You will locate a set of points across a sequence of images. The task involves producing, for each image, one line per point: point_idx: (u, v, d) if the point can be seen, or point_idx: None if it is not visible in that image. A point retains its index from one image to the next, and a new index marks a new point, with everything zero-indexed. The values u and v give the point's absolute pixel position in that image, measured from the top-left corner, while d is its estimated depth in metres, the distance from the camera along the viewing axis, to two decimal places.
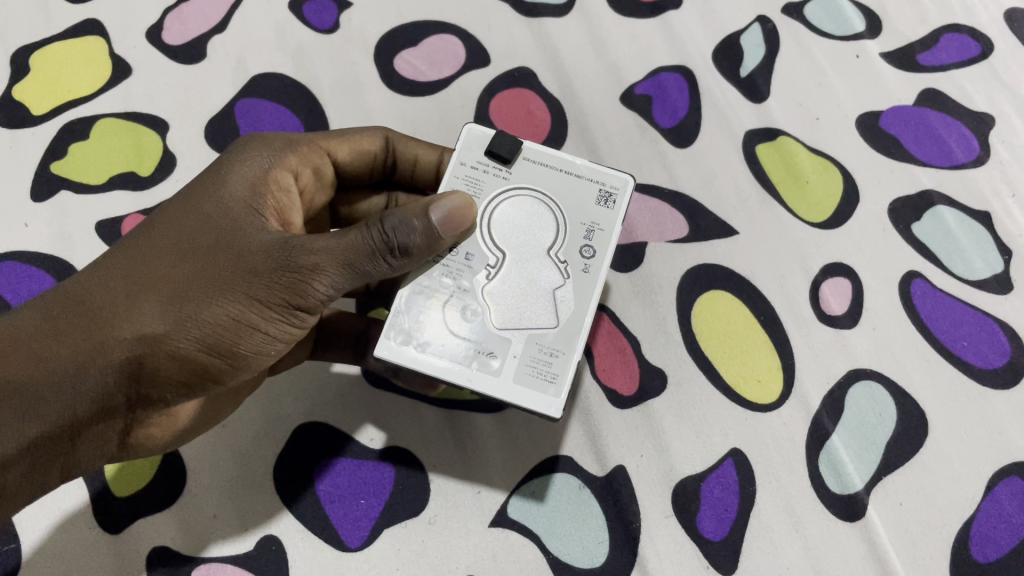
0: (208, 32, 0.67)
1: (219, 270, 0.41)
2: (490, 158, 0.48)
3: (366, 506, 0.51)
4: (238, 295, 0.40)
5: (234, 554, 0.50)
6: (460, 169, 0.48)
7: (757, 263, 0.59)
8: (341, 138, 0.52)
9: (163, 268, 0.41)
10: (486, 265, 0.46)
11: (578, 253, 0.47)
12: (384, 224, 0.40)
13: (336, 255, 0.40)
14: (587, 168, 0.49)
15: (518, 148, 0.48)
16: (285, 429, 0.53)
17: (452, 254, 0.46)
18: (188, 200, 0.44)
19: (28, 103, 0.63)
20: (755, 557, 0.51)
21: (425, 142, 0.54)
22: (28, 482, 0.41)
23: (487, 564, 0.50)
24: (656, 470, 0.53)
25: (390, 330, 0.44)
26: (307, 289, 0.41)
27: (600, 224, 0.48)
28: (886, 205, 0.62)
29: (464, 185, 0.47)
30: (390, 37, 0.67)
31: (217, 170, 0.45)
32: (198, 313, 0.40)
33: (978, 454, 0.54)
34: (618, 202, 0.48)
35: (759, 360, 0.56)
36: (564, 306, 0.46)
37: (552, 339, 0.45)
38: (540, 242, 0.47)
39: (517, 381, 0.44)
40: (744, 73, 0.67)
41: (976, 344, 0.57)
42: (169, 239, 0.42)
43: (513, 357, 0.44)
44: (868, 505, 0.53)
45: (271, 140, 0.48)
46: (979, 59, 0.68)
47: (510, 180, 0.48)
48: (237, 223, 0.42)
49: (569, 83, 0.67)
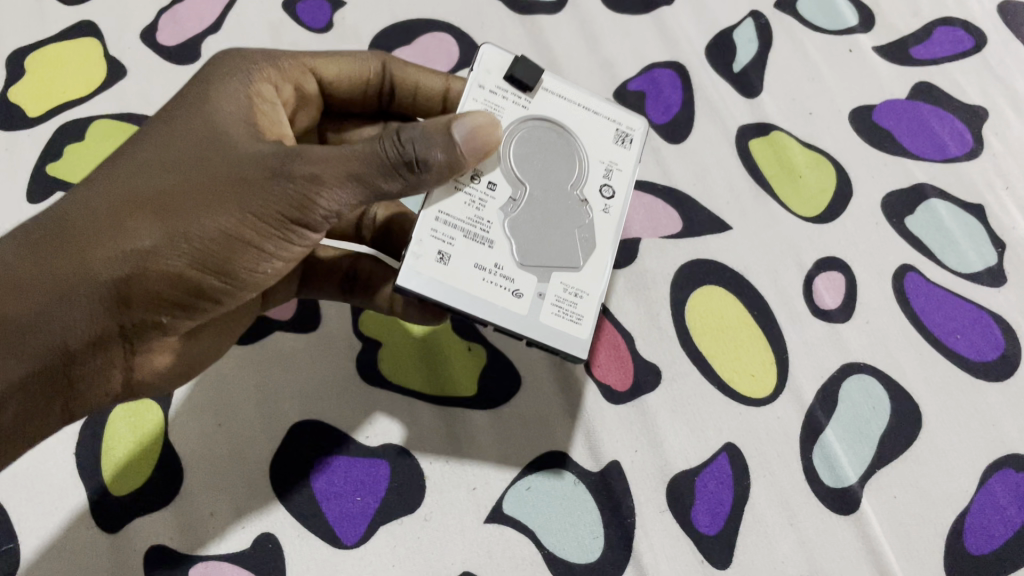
0: (203, 32, 0.68)
1: (212, 182, 0.39)
2: (510, 84, 0.46)
3: (363, 503, 0.50)
4: (233, 210, 0.38)
5: (230, 552, 0.49)
6: (479, 95, 0.45)
7: (750, 258, 0.59)
8: (329, 57, 0.51)
9: (150, 184, 0.40)
10: (510, 197, 0.44)
11: (599, 193, 0.47)
12: (400, 136, 0.38)
13: (338, 166, 0.38)
14: (604, 106, 0.48)
15: (541, 75, 0.46)
16: (282, 425, 0.52)
17: (475, 185, 0.44)
18: (174, 120, 0.42)
19: (24, 105, 0.64)
20: (749, 551, 0.50)
21: (427, 69, 0.53)
22: (25, 418, 0.40)
23: (482, 560, 0.49)
24: (652, 465, 0.52)
25: (403, 309, 0.51)
26: (310, 203, 0.38)
27: (617, 163, 0.48)
28: (880, 199, 0.61)
29: (486, 110, 0.45)
30: (383, 37, 0.68)
31: (200, 91, 0.43)
32: (191, 227, 0.38)
33: (971, 447, 0.53)
34: (634, 142, 0.48)
35: (753, 356, 0.55)
36: (587, 245, 0.46)
37: (576, 279, 0.45)
38: (563, 177, 0.46)
39: (545, 318, 0.44)
40: (736, 69, 0.67)
41: (970, 337, 0.57)
42: (155, 157, 0.41)
43: (538, 294, 0.44)
44: (862, 498, 0.51)
45: (251, 55, 0.46)
46: (973, 52, 0.68)
47: (529, 108, 0.46)
48: (226, 141, 0.40)
49: (564, 79, 0.66)
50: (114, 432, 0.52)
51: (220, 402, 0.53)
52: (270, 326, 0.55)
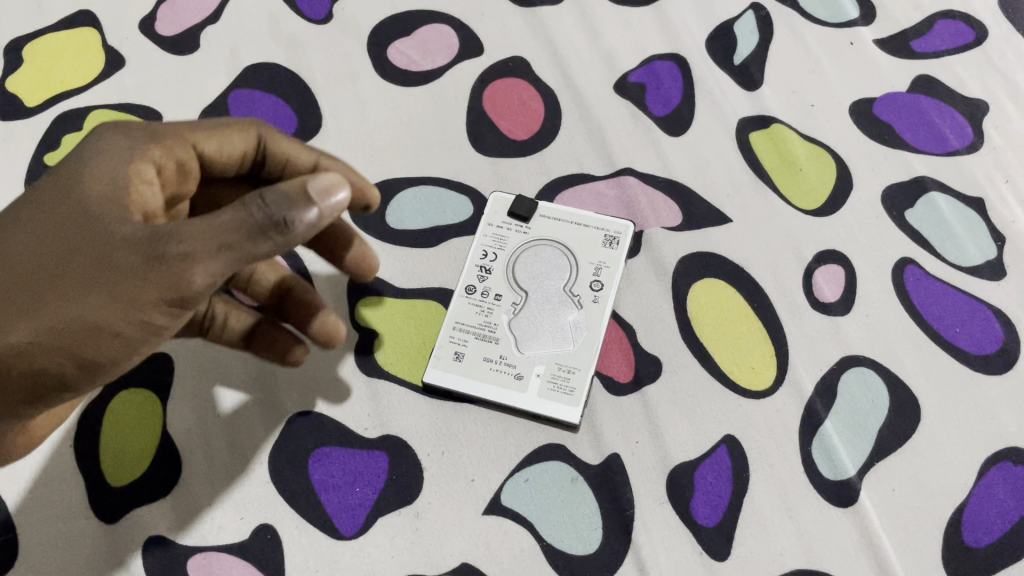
0: (201, 22, 0.67)
1: (81, 271, 0.39)
2: (513, 219, 0.58)
3: (362, 495, 0.50)
4: (100, 295, 0.38)
5: (229, 543, 0.49)
6: (488, 229, 0.58)
7: (750, 251, 0.59)
8: (209, 130, 0.46)
9: (22, 272, 0.40)
10: (512, 302, 0.55)
11: (589, 287, 0.56)
12: (264, 200, 0.37)
13: (203, 241, 0.37)
14: (595, 218, 0.58)
15: (534, 207, 0.58)
16: (280, 416, 0.52)
17: (483, 296, 0.55)
18: (52, 196, 0.42)
19: (23, 96, 0.64)
20: (748, 543, 0.50)
21: (301, 140, 0.49)
22: None
23: (481, 552, 0.49)
24: (652, 457, 0.52)
25: (436, 363, 0.53)
26: (182, 282, 0.37)
27: (606, 262, 0.57)
28: (880, 192, 0.61)
29: (492, 240, 0.58)
30: (383, 28, 0.68)
31: (76, 166, 0.42)
32: (57, 316, 0.38)
33: (971, 439, 0.53)
34: (621, 243, 0.58)
35: (753, 348, 0.55)
36: (578, 330, 0.54)
37: (569, 358, 0.53)
38: (558, 283, 0.56)
39: (541, 395, 0.52)
40: (737, 61, 0.67)
41: (969, 330, 0.56)
42: (29, 241, 0.40)
43: (537, 375, 0.53)
44: (861, 491, 0.51)
45: (135, 128, 0.44)
46: (974, 45, 0.68)
47: (529, 234, 0.58)
48: (100, 216, 0.40)
49: (564, 72, 0.66)
50: (113, 422, 0.52)
51: (217, 394, 0.53)
52: None
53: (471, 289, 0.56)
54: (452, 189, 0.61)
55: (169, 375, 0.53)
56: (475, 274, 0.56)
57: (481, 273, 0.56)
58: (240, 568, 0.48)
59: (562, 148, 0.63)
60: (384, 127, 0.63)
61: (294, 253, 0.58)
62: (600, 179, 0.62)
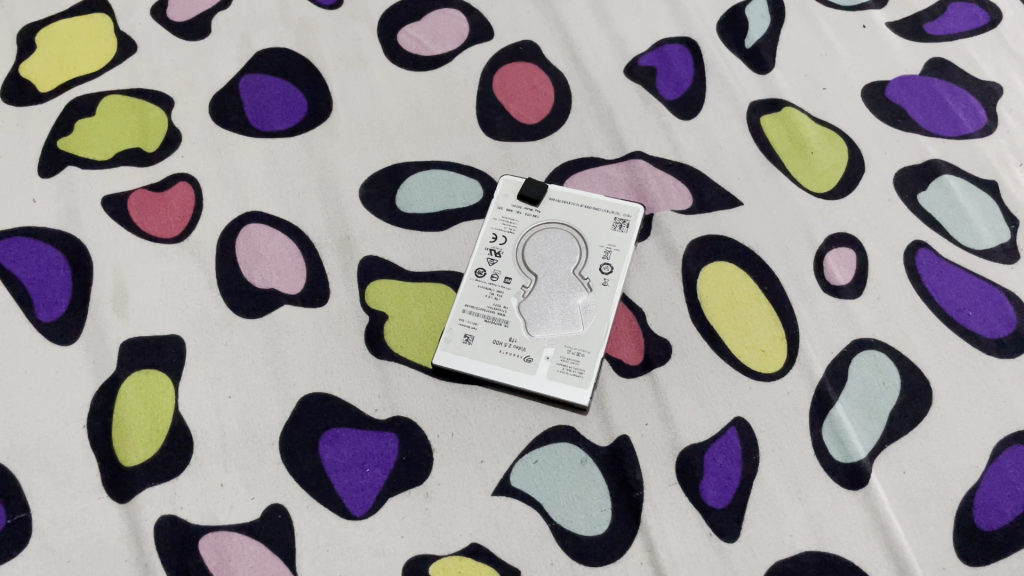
0: (213, 8, 0.68)
1: None
2: (522, 203, 0.58)
3: (371, 475, 0.51)
4: None
5: (241, 523, 0.49)
6: (498, 212, 0.58)
7: (761, 233, 0.58)
8: None
9: None
10: (521, 285, 0.55)
11: (598, 271, 0.55)
12: None
13: None
14: (604, 202, 0.58)
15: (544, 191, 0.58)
16: (291, 398, 0.53)
17: (493, 279, 0.55)
18: None
19: (36, 81, 0.65)
20: (757, 524, 0.49)
21: None
22: None
23: (491, 532, 0.49)
24: (661, 439, 0.52)
25: (446, 345, 0.53)
26: None
27: (616, 245, 0.56)
28: (892, 175, 0.61)
29: (502, 224, 0.57)
30: (394, 14, 0.68)
31: None
32: None
33: (983, 422, 0.52)
34: (631, 226, 0.57)
35: (763, 331, 0.55)
36: (587, 312, 0.53)
37: (579, 340, 0.53)
38: (567, 266, 0.55)
39: (550, 377, 0.52)
40: (749, 44, 0.67)
41: (982, 313, 0.56)
42: None
43: (546, 357, 0.52)
44: (872, 473, 0.51)
45: None
46: (987, 28, 0.68)
47: (539, 217, 0.57)
48: None
49: (574, 55, 0.66)
50: (127, 404, 0.52)
51: (230, 375, 0.53)
52: (274, 302, 0.56)
53: (481, 272, 0.55)
54: (462, 173, 0.61)
55: (182, 355, 0.54)
56: (485, 257, 0.56)
57: (491, 255, 0.56)
58: (251, 548, 0.49)
59: (573, 132, 0.63)
60: (394, 111, 0.63)
61: (305, 237, 0.58)
62: (610, 163, 0.61)
